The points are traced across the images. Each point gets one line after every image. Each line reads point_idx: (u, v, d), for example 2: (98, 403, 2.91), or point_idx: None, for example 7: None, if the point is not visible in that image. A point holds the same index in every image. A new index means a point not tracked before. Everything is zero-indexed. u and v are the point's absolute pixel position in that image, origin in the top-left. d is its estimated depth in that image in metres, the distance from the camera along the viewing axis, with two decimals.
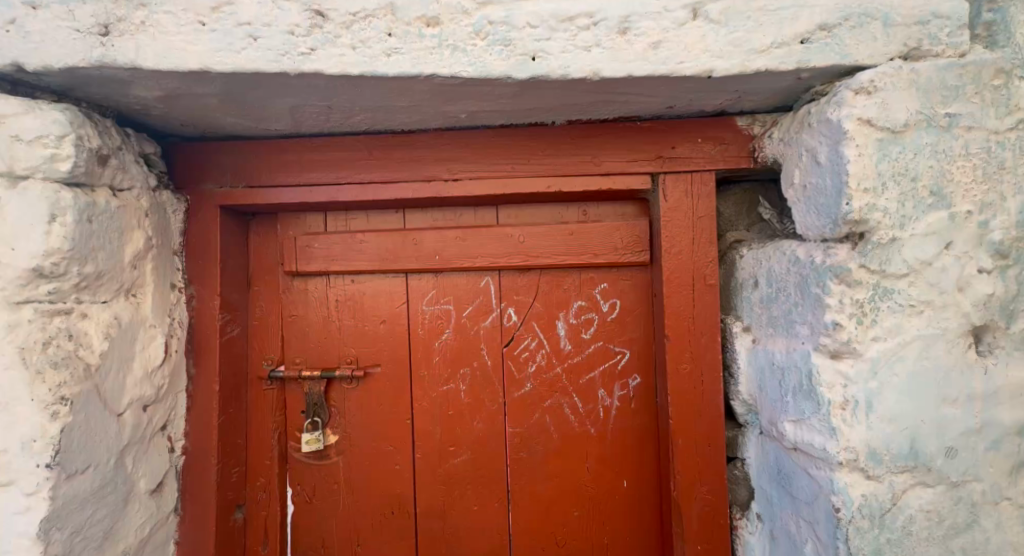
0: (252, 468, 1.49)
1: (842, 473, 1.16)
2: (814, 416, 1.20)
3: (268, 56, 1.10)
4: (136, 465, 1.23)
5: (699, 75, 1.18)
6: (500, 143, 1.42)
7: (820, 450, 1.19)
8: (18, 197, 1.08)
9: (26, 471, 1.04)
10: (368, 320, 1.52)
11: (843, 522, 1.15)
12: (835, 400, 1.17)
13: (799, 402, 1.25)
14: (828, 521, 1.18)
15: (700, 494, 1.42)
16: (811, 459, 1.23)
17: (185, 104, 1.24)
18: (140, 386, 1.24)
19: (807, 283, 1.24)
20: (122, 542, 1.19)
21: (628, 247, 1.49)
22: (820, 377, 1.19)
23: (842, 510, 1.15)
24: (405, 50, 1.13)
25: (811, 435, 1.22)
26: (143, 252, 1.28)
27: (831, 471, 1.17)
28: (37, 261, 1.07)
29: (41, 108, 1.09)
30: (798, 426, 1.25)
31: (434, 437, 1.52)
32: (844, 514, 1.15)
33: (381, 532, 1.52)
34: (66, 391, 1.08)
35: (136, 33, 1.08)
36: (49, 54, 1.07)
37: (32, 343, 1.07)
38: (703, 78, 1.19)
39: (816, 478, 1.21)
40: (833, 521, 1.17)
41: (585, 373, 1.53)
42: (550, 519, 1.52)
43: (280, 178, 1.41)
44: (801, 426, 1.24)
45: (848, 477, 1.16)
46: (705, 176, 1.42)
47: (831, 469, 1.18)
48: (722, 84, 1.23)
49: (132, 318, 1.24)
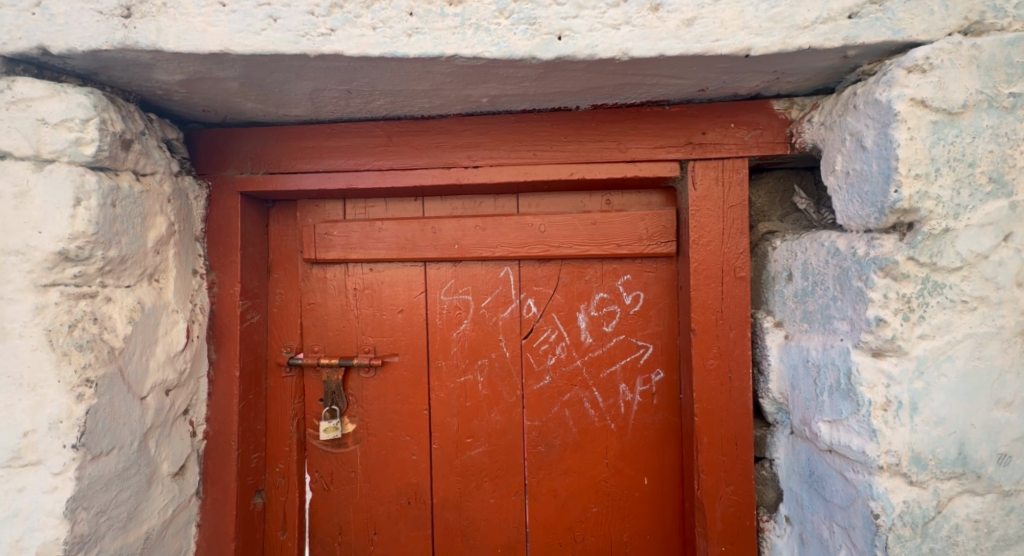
0: (272, 453, 1.50)
1: (882, 477, 1.10)
2: (851, 417, 1.14)
3: (288, 37, 1.07)
4: (159, 449, 1.25)
5: (736, 54, 1.10)
6: (522, 128, 1.37)
7: (859, 453, 1.13)
8: (44, 180, 1.08)
9: (54, 451, 1.06)
10: (386, 309, 1.50)
11: (883, 529, 1.09)
12: (876, 401, 1.10)
13: (835, 401, 1.18)
14: (866, 527, 1.12)
15: (725, 494, 1.38)
16: (848, 462, 1.16)
17: (207, 88, 1.22)
18: (163, 370, 1.25)
19: (847, 277, 1.16)
20: (145, 523, 1.21)
21: (654, 237, 1.43)
22: (860, 376, 1.12)
23: (881, 517, 1.09)
24: (426, 30, 1.09)
25: (848, 437, 1.15)
26: (166, 237, 1.28)
27: (870, 475, 1.11)
28: (62, 244, 1.08)
29: (65, 92, 1.09)
30: (834, 427, 1.19)
31: (451, 428, 1.50)
32: (884, 521, 1.09)
33: (399, 521, 1.51)
34: (91, 373, 1.09)
35: (157, 14, 1.07)
36: (73, 36, 1.06)
37: (58, 325, 1.08)
38: (741, 57, 1.12)
39: (853, 483, 1.15)
40: (872, 528, 1.10)
41: (606, 367, 1.48)
42: (568, 514, 1.49)
43: (299, 164, 1.39)
44: (837, 426, 1.18)
45: (889, 482, 1.10)
46: (737, 163, 1.35)
47: (870, 473, 1.12)
48: (760, 64, 1.16)
49: (155, 303, 1.24)
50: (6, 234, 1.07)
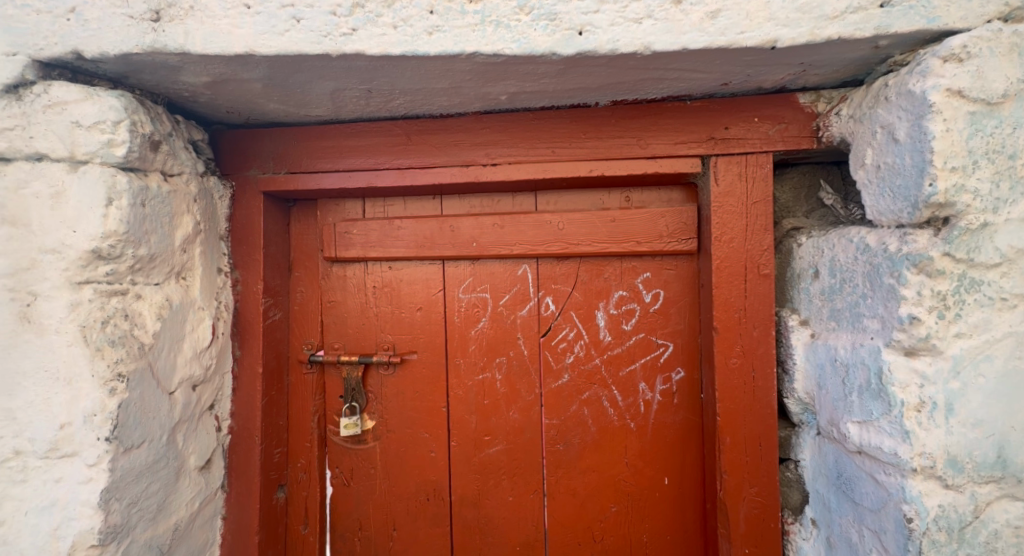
0: (294, 448, 1.52)
1: (915, 481, 1.06)
2: (882, 418, 1.11)
3: (310, 37, 1.09)
4: (186, 442, 1.28)
5: (762, 46, 1.07)
6: (541, 126, 1.36)
7: (890, 455, 1.09)
8: (78, 180, 1.12)
9: (88, 443, 1.10)
10: (405, 307, 1.51)
11: (916, 533, 1.05)
12: (909, 401, 1.07)
13: (865, 402, 1.14)
14: (898, 532, 1.08)
15: (748, 495, 1.35)
16: (879, 464, 1.13)
17: (231, 90, 1.24)
18: (190, 365, 1.28)
19: (878, 273, 1.12)
20: (173, 514, 1.25)
21: (674, 235, 1.41)
22: (892, 376, 1.08)
23: (915, 521, 1.05)
24: (447, 28, 1.09)
25: (879, 438, 1.12)
26: (193, 236, 1.32)
27: (903, 478, 1.08)
28: (95, 243, 1.11)
29: (97, 95, 1.12)
30: (864, 428, 1.15)
31: (470, 426, 1.50)
32: (917, 525, 1.05)
33: (418, 517, 1.52)
34: (122, 368, 1.13)
35: (185, 18, 1.09)
36: (106, 41, 1.09)
37: (92, 321, 1.12)
38: (767, 49, 1.09)
39: (884, 485, 1.11)
40: (904, 532, 1.07)
41: (625, 366, 1.47)
42: (587, 513, 1.49)
43: (320, 163, 1.41)
44: (867, 427, 1.14)
45: (923, 485, 1.06)
46: (761, 158, 1.32)
47: (902, 476, 1.08)
48: (787, 56, 1.13)
49: (182, 300, 1.28)
50: (43, 232, 1.11)
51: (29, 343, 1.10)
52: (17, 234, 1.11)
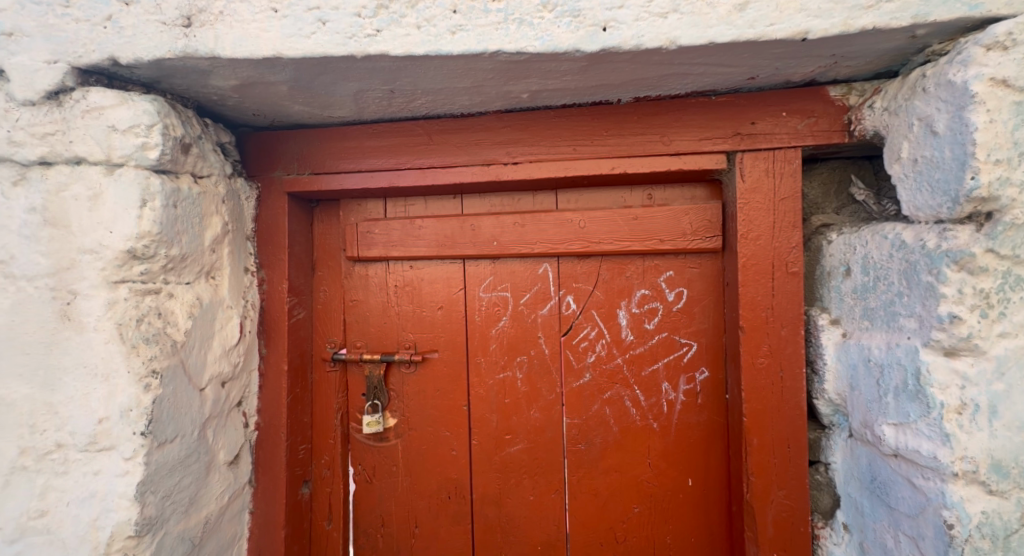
0: (317, 444, 1.55)
1: (956, 485, 1.03)
2: (921, 420, 1.07)
3: (336, 40, 1.10)
4: (216, 437, 1.32)
5: (792, 38, 1.06)
6: (562, 124, 1.35)
7: (929, 459, 1.06)
8: (114, 183, 1.16)
9: (125, 437, 1.14)
10: (426, 306, 1.52)
11: (958, 541, 1.02)
12: (950, 403, 1.04)
13: (901, 403, 1.11)
14: (938, 538, 1.05)
15: (776, 498, 1.32)
16: (916, 468, 1.10)
17: (258, 93, 1.27)
18: (219, 362, 1.32)
19: (915, 271, 1.09)
20: (204, 507, 1.29)
21: (698, 232, 1.39)
22: (931, 377, 1.05)
23: (956, 527, 1.02)
24: (470, 27, 1.09)
25: (917, 441, 1.08)
26: (221, 237, 1.35)
27: (943, 482, 1.05)
28: (130, 243, 1.15)
29: (132, 99, 1.16)
30: (900, 430, 1.12)
31: (490, 424, 1.51)
32: (959, 532, 1.02)
33: (439, 515, 1.53)
34: (157, 364, 1.17)
35: (215, 23, 1.11)
36: (140, 47, 1.12)
37: (128, 319, 1.16)
38: (798, 41, 1.07)
39: (922, 490, 1.08)
40: (945, 539, 1.04)
41: (648, 365, 1.45)
42: (608, 514, 1.48)
43: (342, 164, 1.43)
44: (903, 429, 1.11)
45: (965, 490, 1.03)
46: (790, 153, 1.30)
47: (943, 480, 1.05)
48: (819, 47, 1.10)
49: (212, 299, 1.32)
50: (81, 233, 1.16)
51: (69, 340, 1.15)
52: (58, 235, 1.16)
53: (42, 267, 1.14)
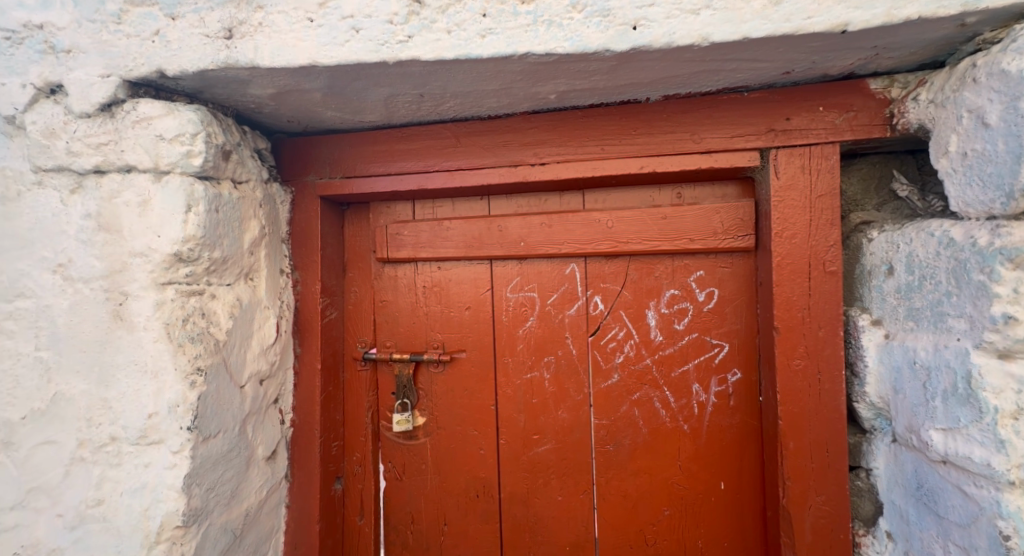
0: (349, 441, 1.59)
1: (1012, 495, 0.98)
2: (972, 426, 1.03)
3: (368, 47, 1.13)
4: (255, 433, 1.38)
5: (832, 30, 1.04)
6: (589, 124, 1.35)
7: (982, 466, 1.01)
8: (161, 189, 1.22)
9: (173, 432, 1.20)
10: (454, 306, 1.54)
11: (1015, 553, 0.97)
12: (1004, 408, 0.99)
13: (951, 408, 1.07)
14: (993, 549, 1.00)
15: (815, 504, 1.28)
16: (968, 476, 1.05)
17: (294, 100, 1.31)
18: (258, 361, 1.38)
19: (965, 269, 1.04)
20: (245, 500, 1.35)
21: (730, 231, 1.36)
22: (983, 380, 1.01)
23: (1013, 539, 0.97)
24: (499, 30, 1.11)
25: (968, 447, 1.04)
26: (259, 239, 1.41)
27: (998, 491, 0.99)
28: (177, 246, 1.21)
29: (177, 109, 1.22)
30: (949, 436, 1.07)
31: (518, 424, 1.52)
32: (1016, 543, 0.96)
33: (468, 513, 1.55)
34: (201, 362, 1.23)
35: (255, 34, 1.15)
36: (185, 59, 1.17)
37: (174, 319, 1.22)
38: (837, 34, 1.05)
39: (975, 499, 1.03)
40: (1000, 550, 0.98)
41: (677, 366, 1.43)
42: (638, 516, 1.46)
43: (373, 168, 1.47)
44: (953, 435, 1.06)
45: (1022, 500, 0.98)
46: (827, 149, 1.26)
47: (997, 489, 1.00)
48: (860, 40, 1.08)
49: (251, 299, 1.37)
50: (132, 238, 1.22)
51: (121, 339, 1.22)
52: (111, 240, 1.23)
53: (97, 269, 1.22)
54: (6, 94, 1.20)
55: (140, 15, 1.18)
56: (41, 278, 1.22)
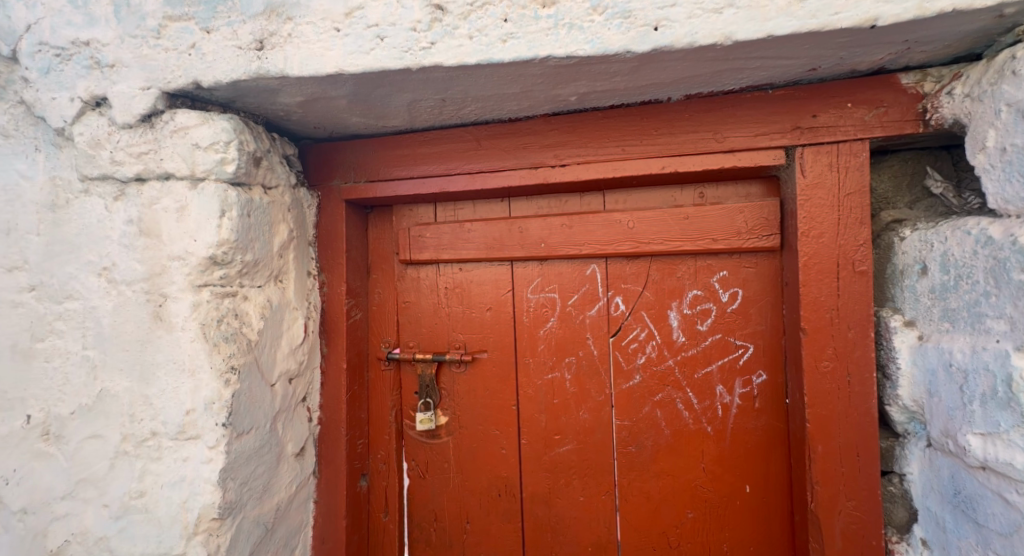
0: (373, 440, 1.62)
1: None
2: (1013, 431, 0.99)
3: (393, 54, 1.16)
4: (285, 430, 1.42)
5: (861, 25, 1.02)
6: (610, 125, 1.35)
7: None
8: (197, 196, 1.27)
9: (209, 428, 1.25)
10: (475, 307, 1.56)
11: None
12: None
13: (990, 412, 1.03)
14: None
15: (845, 509, 1.25)
16: (1008, 482, 1.01)
17: (321, 107, 1.35)
18: (287, 360, 1.43)
19: (1004, 269, 1.01)
20: (276, 494, 1.39)
21: (754, 230, 1.34)
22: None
23: None
24: (521, 35, 1.12)
25: (1009, 453, 1.00)
26: (288, 243, 1.45)
27: None
28: (212, 250, 1.26)
29: (212, 119, 1.27)
30: (988, 441, 1.03)
31: (540, 424, 1.52)
32: None
33: (490, 511, 1.56)
34: (235, 361, 1.28)
35: (284, 44, 1.20)
36: (219, 71, 1.22)
37: (209, 320, 1.27)
38: (866, 29, 1.03)
39: (1016, 506, 0.99)
40: None
41: (701, 367, 1.42)
42: (661, 518, 1.45)
43: (396, 172, 1.50)
44: (993, 440, 1.03)
45: None
46: (856, 146, 1.23)
47: None
48: (889, 34, 1.06)
49: (280, 301, 1.42)
50: (170, 242, 1.28)
51: (161, 338, 1.28)
52: (151, 244, 1.29)
53: (138, 272, 1.28)
54: (56, 108, 1.27)
55: (177, 29, 1.24)
56: (89, 281, 1.30)
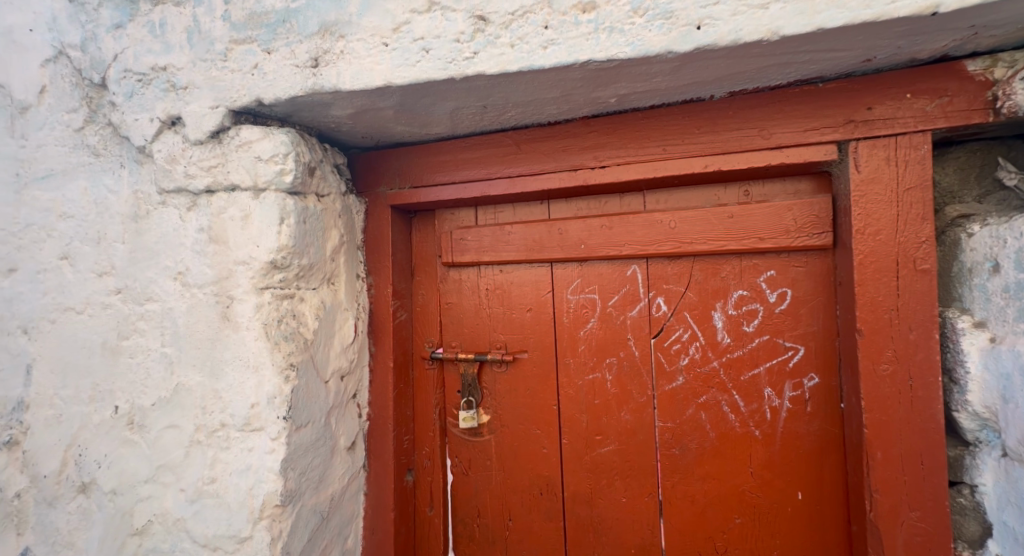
0: (418, 436, 1.68)
1: None
2: None
3: (438, 65, 1.20)
4: (338, 424, 1.50)
5: (921, 13, 0.98)
6: (650, 125, 1.34)
7: None
8: (260, 205, 1.37)
9: (272, 420, 1.34)
10: (516, 308, 1.58)
11: None
12: None
13: None
14: None
15: (909, 520, 1.17)
16: None
17: (370, 118, 1.42)
18: (339, 358, 1.51)
19: None
20: (331, 485, 1.48)
21: (804, 229, 1.29)
22: None
23: None
24: (561, 41, 1.14)
25: None
26: (339, 247, 1.54)
27: None
28: (273, 255, 1.36)
29: (272, 133, 1.37)
30: None
31: (581, 425, 1.53)
32: None
33: (533, 509, 1.58)
34: (293, 359, 1.37)
35: (337, 61, 1.27)
36: (279, 88, 1.31)
37: (271, 320, 1.36)
38: (927, 16, 0.98)
39: None
40: None
41: (747, 370, 1.38)
42: (706, 522, 1.42)
43: (440, 177, 1.55)
44: None
45: None
46: (916, 138, 1.17)
47: None
48: (953, 19, 1.00)
49: (333, 302, 1.51)
50: (236, 248, 1.38)
51: (228, 337, 1.38)
52: (219, 250, 1.39)
53: (209, 276, 1.39)
54: (138, 127, 1.40)
55: (242, 51, 1.34)
56: (167, 285, 1.42)
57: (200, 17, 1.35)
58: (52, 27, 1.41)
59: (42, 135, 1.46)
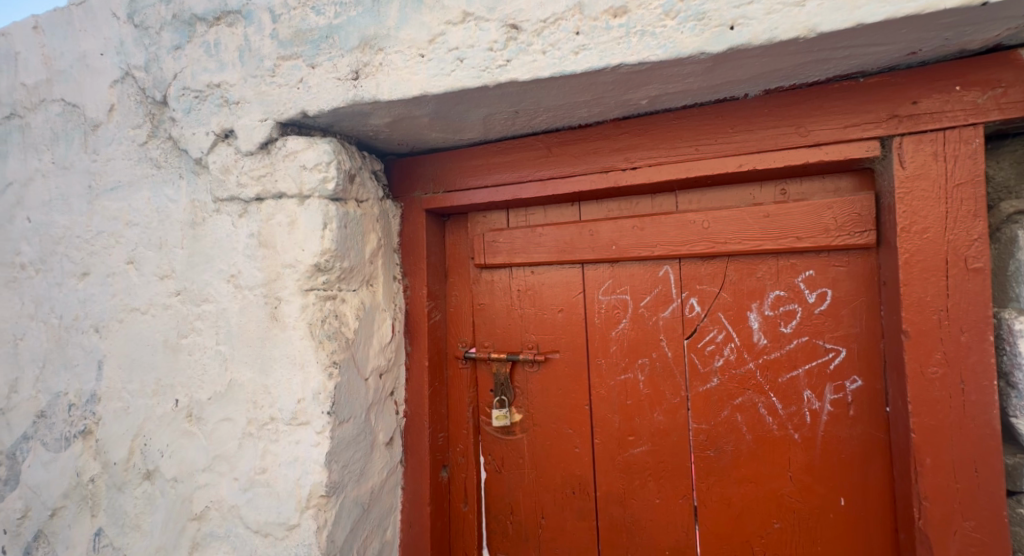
0: (453, 434, 1.72)
1: None
2: None
3: (472, 74, 1.24)
4: (377, 420, 1.56)
5: (970, 3, 0.94)
6: (683, 125, 1.33)
7: None
8: (305, 211, 1.45)
9: (316, 415, 1.41)
10: (548, 308, 1.60)
11: None
12: None
13: None
14: None
15: (962, 530, 1.12)
16: None
17: (406, 126, 1.47)
18: (378, 356, 1.57)
19: None
20: (371, 478, 1.53)
21: (844, 228, 1.26)
22: None
23: None
24: (593, 46, 1.15)
25: None
26: (377, 250, 1.60)
27: None
28: (317, 258, 1.43)
29: (316, 143, 1.44)
30: None
31: (614, 425, 1.53)
32: None
33: (566, 508, 1.59)
34: (336, 357, 1.43)
35: (376, 73, 1.32)
36: (322, 101, 1.38)
37: (315, 320, 1.43)
38: (976, 6, 0.94)
39: None
40: None
41: (785, 372, 1.35)
42: (743, 525, 1.40)
43: (473, 182, 1.58)
44: None
45: None
46: (967, 132, 1.11)
47: None
48: (1007, 8, 0.95)
49: (372, 303, 1.57)
50: (283, 252, 1.46)
51: (276, 336, 1.46)
52: (268, 254, 1.48)
53: (258, 278, 1.48)
54: (195, 141, 1.50)
55: (288, 67, 1.41)
56: (221, 287, 1.52)
57: (250, 36, 1.44)
58: (120, 51, 1.54)
59: (111, 150, 1.59)
